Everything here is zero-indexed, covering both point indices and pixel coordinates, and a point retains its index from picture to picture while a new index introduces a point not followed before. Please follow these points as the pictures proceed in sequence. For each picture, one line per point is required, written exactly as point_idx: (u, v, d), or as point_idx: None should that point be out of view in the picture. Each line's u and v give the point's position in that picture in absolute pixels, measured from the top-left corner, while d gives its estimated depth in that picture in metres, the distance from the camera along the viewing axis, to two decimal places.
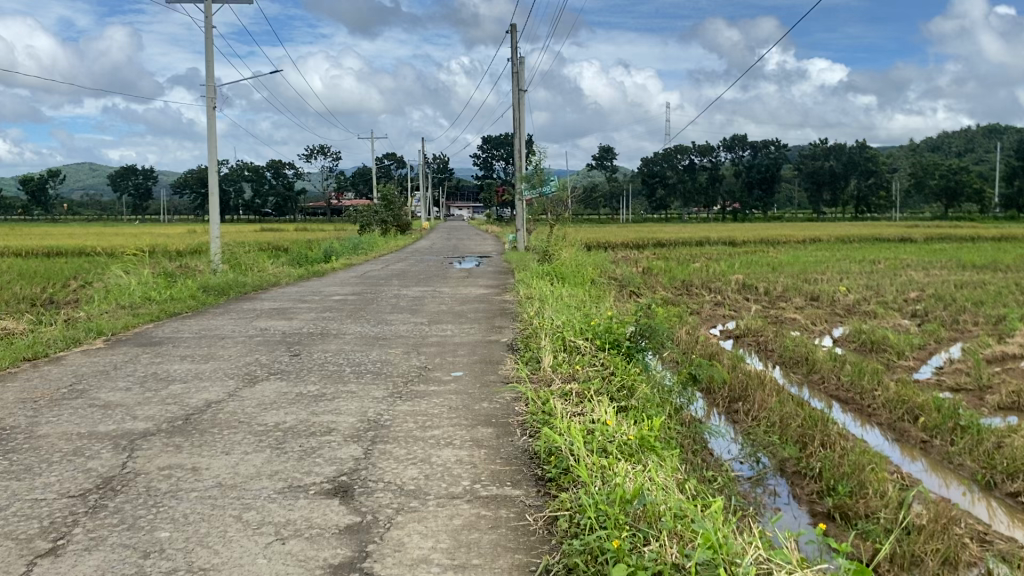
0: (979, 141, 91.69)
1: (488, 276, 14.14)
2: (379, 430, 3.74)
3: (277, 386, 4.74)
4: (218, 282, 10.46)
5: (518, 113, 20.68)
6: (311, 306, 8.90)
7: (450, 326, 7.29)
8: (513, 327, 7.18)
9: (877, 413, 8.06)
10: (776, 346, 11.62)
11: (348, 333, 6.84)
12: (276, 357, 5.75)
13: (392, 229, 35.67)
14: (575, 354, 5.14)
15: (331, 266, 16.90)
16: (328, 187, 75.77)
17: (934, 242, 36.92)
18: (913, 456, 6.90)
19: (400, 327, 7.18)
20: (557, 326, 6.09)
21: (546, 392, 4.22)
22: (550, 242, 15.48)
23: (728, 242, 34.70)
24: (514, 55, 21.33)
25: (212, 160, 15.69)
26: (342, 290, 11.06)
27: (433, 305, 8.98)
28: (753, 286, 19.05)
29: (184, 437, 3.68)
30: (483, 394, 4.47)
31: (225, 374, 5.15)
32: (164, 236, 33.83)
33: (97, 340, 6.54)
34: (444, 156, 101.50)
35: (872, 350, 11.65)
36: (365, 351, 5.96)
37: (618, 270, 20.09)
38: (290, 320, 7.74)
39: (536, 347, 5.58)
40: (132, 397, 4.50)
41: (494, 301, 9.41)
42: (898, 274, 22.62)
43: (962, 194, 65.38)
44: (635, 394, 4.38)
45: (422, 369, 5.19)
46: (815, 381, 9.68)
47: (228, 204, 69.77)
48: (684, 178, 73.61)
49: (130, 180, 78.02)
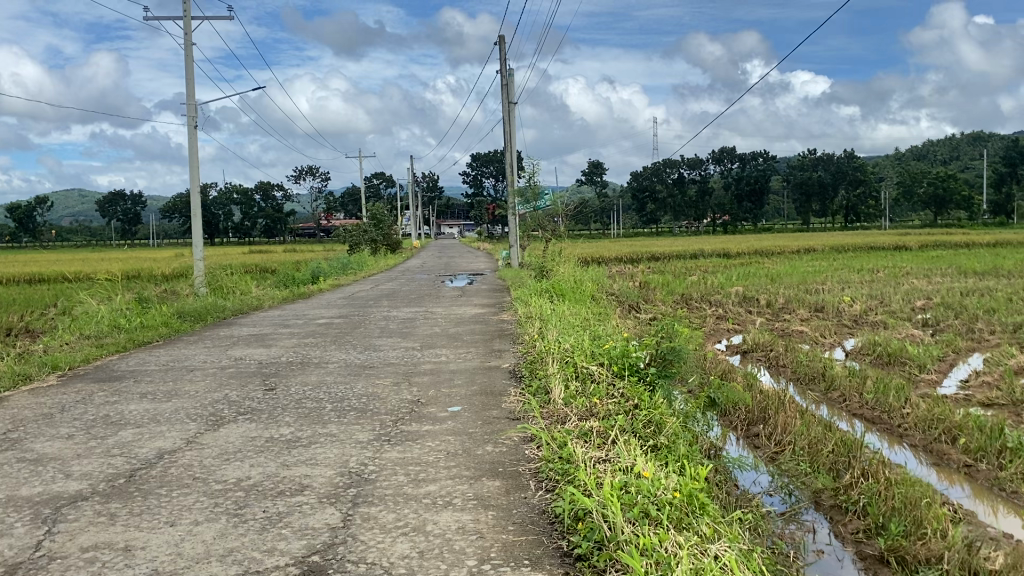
0: (964, 149, 91.75)
1: (482, 294, 13.50)
2: (362, 488, 3.06)
3: (244, 430, 4.05)
4: (196, 308, 9.76)
5: (508, 126, 20.13)
6: (293, 332, 8.20)
7: (444, 350, 6.63)
8: (513, 350, 6.52)
9: (909, 434, 7.44)
10: (788, 361, 10.99)
11: (331, 361, 6.16)
12: (248, 392, 5.06)
13: (382, 248, 35.06)
14: (588, 382, 4.46)
15: (317, 288, 16.21)
16: (317, 208, 75.37)
17: (927, 249, 36.51)
18: (956, 483, 6.27)
19: (389, 353, 6.51)
20: (565, 348, 5.41)
21: (562, 433, 3.55)
22: (545, 257, 14.84)
23: (722, 254, 34.21)
24: (503, 68, 20.80)
25: (194, 180, 15.09)
26: (328, 312, 10.38)
27: (425, 327, 8.32)
28: (754, 298, 18.43)
29: (123, 502, 2.99)
30: (486, 436, 3.79)
31: (185, 415, 4.46)
32: (147, 260, 33.14)
33: (50, 377, 5.85)
34: (432, 176, 101.24)
35: (889, 363, 11.03)
36: (348, 383, 5.27)
37: (614, 285, 19.48)
38: (268, 348, 7.05)
39: (544, 375, 4.89)
40: (71, 448, 3.80)
41: (491, 321, 8.75)
42: (900, 282, 22.06)
43: (950, 202, 65.08)
44: (666, 431, 3.71)
45: (414, 405, 4.52)
46: (834, 399, 9.06)
47: (217, 227, 69.05)
48: (674, 192, 73.34)
49: (118, 205, 77.27)
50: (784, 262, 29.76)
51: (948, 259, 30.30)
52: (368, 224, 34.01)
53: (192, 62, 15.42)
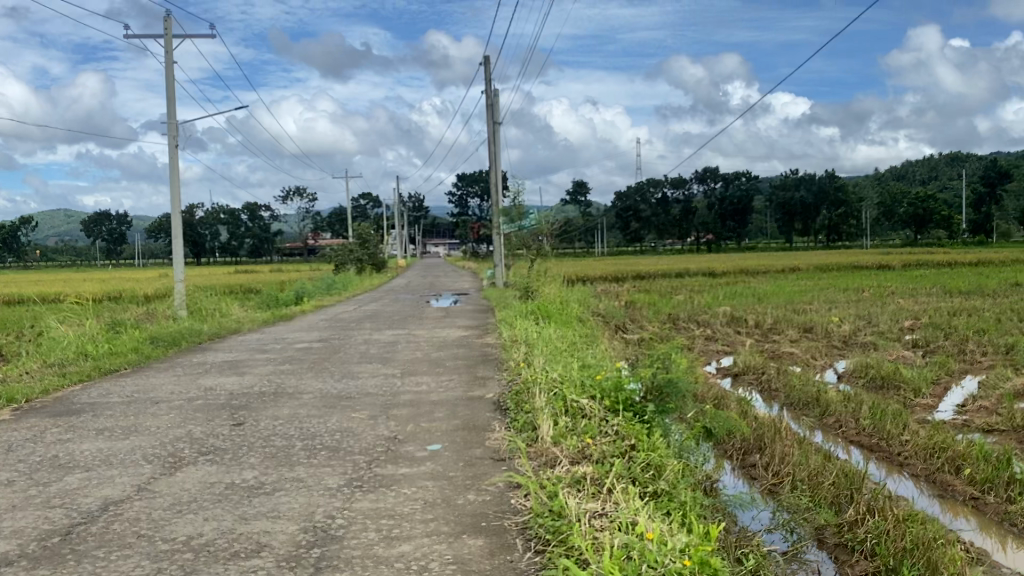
0: (944, 169, 92.41)
1: (468, 315, 13.15)
2: (326, 548, 2.71)
3: (201, 474, 3.68)
4: (169, 332, 9.33)
5: (493, 145, 19.87)
6: (268, 358, 7.80)
7: (425, 378, 6.26)
8: (498, 378, 6.16)
9: (910, 463, 7.14)
10: (781, 385, 10.70)
11: (306, 391, 5.78)
12: (213, 428, 4.67)
13: (367, 267, 34.63)
14: (579, 418, 4.13)
15: (297, 309, 15.80)
16: (302, 227, 74.91)
17: (912, 268, 36.49)
18: (959, 516, 5.99)
19: (368, 381, 6.14)
20: (553, 378, 5.06)
21: (553, 481, 3.22)
22: (531, 277, 14.52)
23: (708, 273, 34.00)
24: (488, 86, 20.58)
25: (173, 200, 14.71)
26: (308, 336, 9.97)
27: (408, 352, 7.95)
28: (742, 318, 18.18)
29: (51, 568, 2.62)
30: (468, 481, 3.44)
31: (140, 456, 4.06)
32: (128, 280, 32.55)
33: (2, 411, 5.43)
34: (417, 196, 101.04)
35: (883, 387, 10.75)
36: (322, 416, 4.90)
37: (601, 305, 19.18)
38: (241, 376, 6.65)
39: (531, 409, 4.55)
40: (7, 497, 3.42)
41: (476, 345, 8.39)
42: (888, 302, 21.87)
43: (932, 221, 65.36)
44: (665, 476, 3.39)
45: (390, 443, 4.16)
46: (830, 425, 8.77)
47: (199, 247, 68.33)
48: (658, 212, 73.40)
49: (100, 225, 76.32)
50: (769, 281, 29.61)
51: (932, 278, 30.29)
52: (352, 243, 33.59)
53: (171, 79, 15.08)
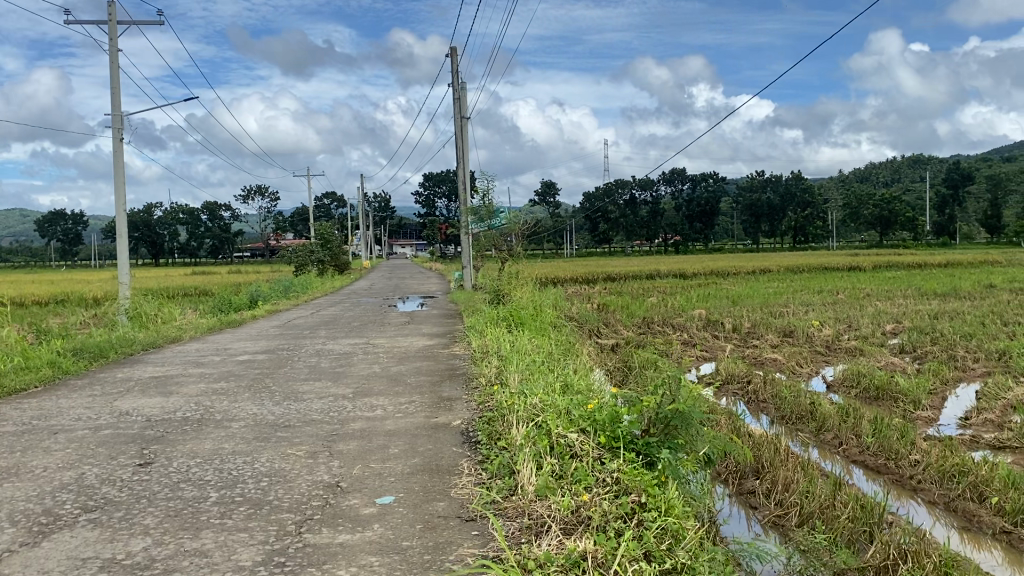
0: (906, 171, 93.14)
1: (432, 321, 12.27)
2: None
3: (74, 547, 2.78)
4: (96, 343, 8.32)
5: (461, 142, 19.03)
6: (203, 375, 6.86)
7: (380, 400, 5.38)
8: (466, 400, 5.31)
9: (925, 488, 6.45)
10: (769, 397, 9.94)
11: (237, 419, 4.86)
12: (111, 471, 3.76)
13: (329, 268, 33.48)
14: (570, 463, 3.31)
15: (249, 314, 14.76)
16: (266, 228, 73.45)
17: (883, 270, 36.19)
18: (985, 550, 5.30)
19: (313, 406, 5.23)
20: (533, 403, 4.23)
21: (543, 565, 2.39)
22: (500, 280, 13.64)
23: (678, 274, 33.40)
24: (455, 80, 19.70)
25: (119, 197, 13.67)
26: (254, 346, 9.01)
27: (363, 366, 7.06)
28: (719, 322, 17.48)
29: None
30: (428, 557, 2.60)
31: (5, 516, 3.14)
32: (77, 283, 30.99)
33: None
34: (384, 197, 99.76)
35: (877, 398, 10.04)
36: (251, 454, 4.01)
37: (573, 308, 18.36)
38: (164, 398, 5.71)
39: (509, 445, 3.71)
40: None
41: (440, 358, 7.54)
42: (863, 305, 21.38)
43: (897, 223, 65.28)
44: (686, 546, 2.58)
45: (329, 495, 3.31)
46: (827, 440, 8.04)
47: (160, 247, 66.40)
48: (626, 213, 72.72)
49: (58, 225, 73.75)
50: (741, 283, 29.07)
51: (904, 279, 29.95)
52: (316, 245, 32.34)
53: (116, 68, 14.03)
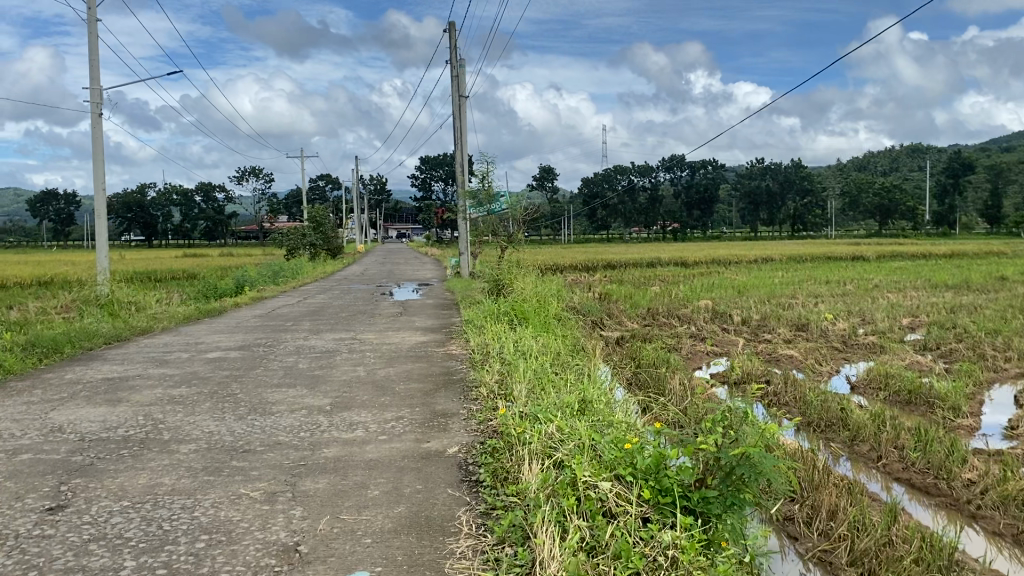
0: (905, 159, 92.16)
1: (425, 312, 11.40)
2: None
3: None
4: (51, 336, 7.47)
5: (459, 122, 18.15)
6: (164, 376, 6.01)
7: (362, 415, 4.55)
8: (465, 417, 4.46)
9: (986, 514, 5.64)
10: (792, 399, 9.12)
11: (189, 441, 4.02)
12: (7, 521, 2.90)
13: (321, 253, 32.57)
14: (603, 529, 2.48)
15: (232, 301, 13.90)
16: (261, 211, 72.44)
17: (888, 259, 35.49)
18: None
19: (281, 423, 4.38)
20: (549, 433, 3.37)
21: None
22: (499, 268, 12.76)
23: (680, 262, 32.54)
24: (454, 57, 18.80)
25: (96, 176, 12.77)
26: (230, 340, 8.16)
27: (347, 369, 6.22)
28: (726, 313, 16.69)
29: None
30: None
31: None
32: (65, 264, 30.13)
33: None
34: (381, 181, 98.59)
35: (909, 403, 9.22)
36: (193, 497, 3.16)
37: (573, 298, 17.50)
38: (111, 409, 4.86)
39: (521, 495, 2.87)
40: None
41: (435, 359, 6.70)
42: (873, 297, 20.56)
43: (896, 212, 64.32)
44: None
45: (284, 567, 2.47)
46: (863, 452, 7.23)
47: (153, 227, 65.25)
48: (624, 199, 71.71)
49: (50, 205, 72.19)
50: (745, 272, 28.24)
51: (913, 270, 29.07)
52: (307, 227, 31.43)
53: (94, 36, 13.12)
